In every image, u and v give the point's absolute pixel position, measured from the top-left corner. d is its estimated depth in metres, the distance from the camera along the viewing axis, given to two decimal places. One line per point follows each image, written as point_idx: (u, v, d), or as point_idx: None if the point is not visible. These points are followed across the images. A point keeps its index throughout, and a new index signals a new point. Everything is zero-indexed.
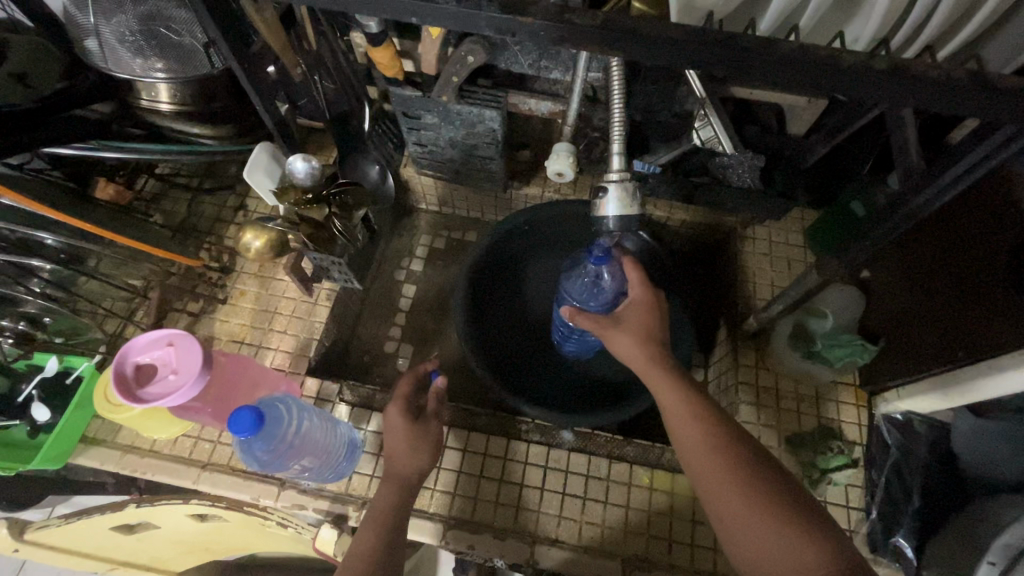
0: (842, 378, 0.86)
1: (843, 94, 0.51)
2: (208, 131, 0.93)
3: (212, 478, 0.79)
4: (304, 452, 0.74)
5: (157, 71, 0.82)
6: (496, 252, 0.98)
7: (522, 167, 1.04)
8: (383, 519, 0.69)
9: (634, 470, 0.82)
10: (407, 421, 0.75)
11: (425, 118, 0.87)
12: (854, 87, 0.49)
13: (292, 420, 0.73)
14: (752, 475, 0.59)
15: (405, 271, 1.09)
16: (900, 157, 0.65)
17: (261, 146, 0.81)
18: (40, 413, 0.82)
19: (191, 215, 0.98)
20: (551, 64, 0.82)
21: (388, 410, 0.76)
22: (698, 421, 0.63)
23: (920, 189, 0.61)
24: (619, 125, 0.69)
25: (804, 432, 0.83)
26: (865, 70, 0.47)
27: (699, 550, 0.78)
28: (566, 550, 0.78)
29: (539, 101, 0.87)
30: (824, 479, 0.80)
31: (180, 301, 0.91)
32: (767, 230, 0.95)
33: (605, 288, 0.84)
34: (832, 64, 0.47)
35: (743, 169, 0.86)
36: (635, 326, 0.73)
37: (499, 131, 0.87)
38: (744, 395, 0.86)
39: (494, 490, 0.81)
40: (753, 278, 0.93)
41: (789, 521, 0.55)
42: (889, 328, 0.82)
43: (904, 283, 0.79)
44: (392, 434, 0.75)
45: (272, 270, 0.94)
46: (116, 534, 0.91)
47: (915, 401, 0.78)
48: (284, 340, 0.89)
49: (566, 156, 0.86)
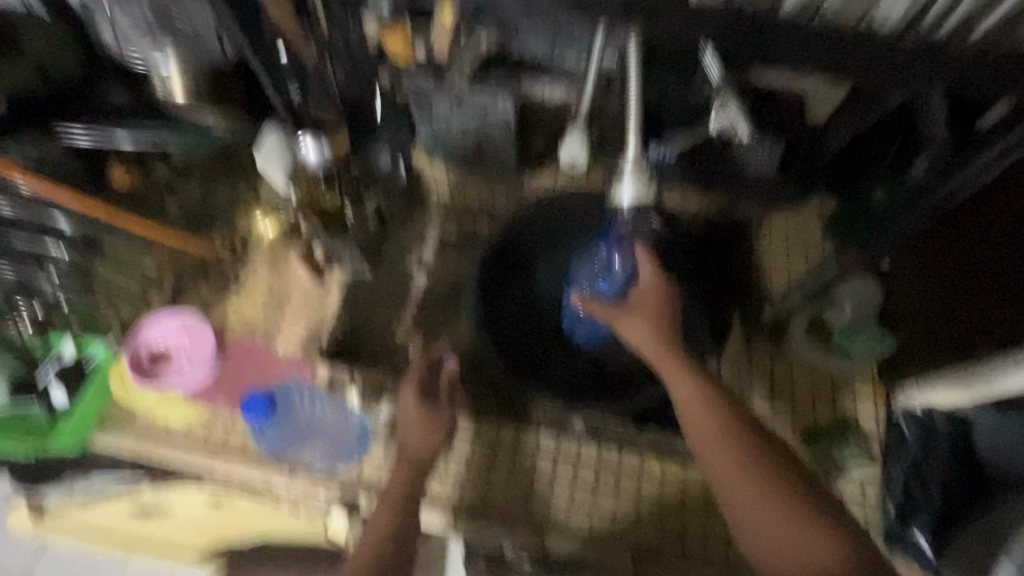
0: (861, 371, 0.85)
1: None
2: (221, 119, 0.92)
3: (226, 464, 0.80)
4: (313, 434, 0.80)
5: (167, 48, 0.83)
6: (508, 241, 0.97)
7: (535, 155, 1.03)
8: (396, 502, 0.70)
9: (646, 461, 0.81)
10: (419, 404, 0.76)
11: (437, 105, 0.87)
12: None
13: (303, 407, 0.83)
14: (766, 466, 0.60)
15: (415, 261, 0.98)
16: (928, 139, 0.65)
17: (269, 129, 0.87)
18: (58, 397, 0.84)
19: (204, 202, 0.98)
20: (566, 49, 0.81)
21: (401, 393, 0.77)
22: (713, 411, 0.62)
23: (948, 176, 0.63)
24: (635, 108, 0.66)
25: (818, 425, 0.82)
26: None
27: (711, 542, 0.77)
28: (576, 539, 0.77)
29: (554, 87, 0.86)
30: (840, 472, 0.79)
31: (194, 288, 0.92)
32: (784, 220, 0.94)
33: (615, 272, 0.83)
34: None
35: (763, 153, 0.85)
36: (647, 313, 0.71)
37: (512, 118, 0.88)
38: (759, 387, 0.85)
39: (504, 478, 0.81)
40: (769, 268, 0.91)
41: (800, 511, 0.57)
42: (909, 319, 0.80)
43: (926, 271, 0.78)
44: (404, 419, 0.75)
45: (285, 258, 0.94)
46: (133, 517, 0.92)
47: (935, 396, 0.76)
48: (296, 328, 0.90)
49: (578, 143, 0.85)
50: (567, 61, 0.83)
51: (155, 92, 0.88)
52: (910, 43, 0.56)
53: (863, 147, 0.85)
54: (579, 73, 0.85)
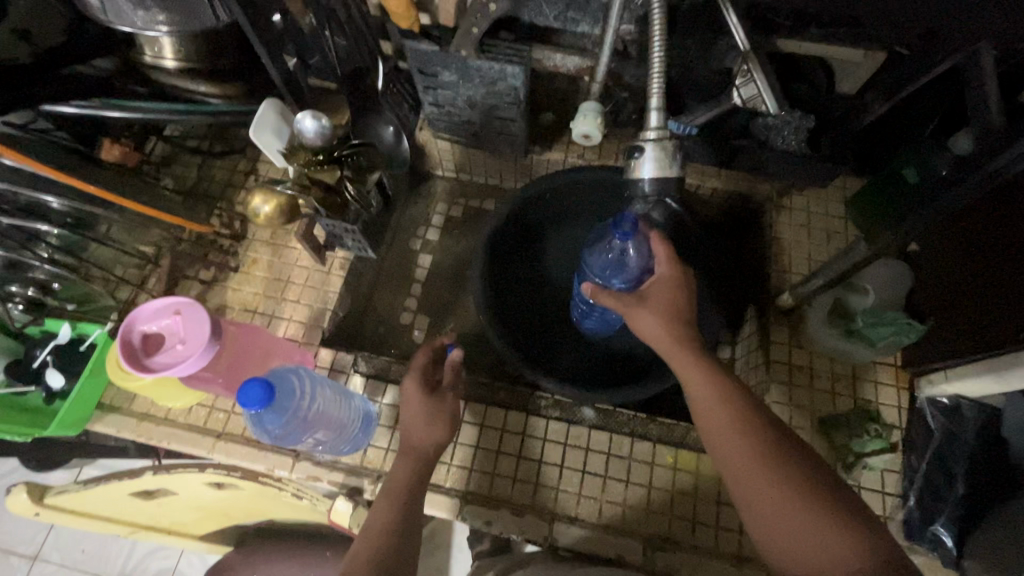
0: (883, 358, 0.81)
1: None
2: (215, 89, 0.87)
3: (227, 447, 0.78)
4: (317, 426, 0.72)
5: (161, 24, 0.76)
6: (516, 220, 0.93)
7: (544, 130, 0.98)
8: (399, 494, 0.66)
9: (658, 449, 0.79)
10: (423, 395, 0.73)
11: (443, 75, 0.80)
12: None
13: (305, 393, 0.71)
14: (784, 460, 0.55)
15: (420, 240, 1.05)
16: (976, 112, 0.60)
17: (268, 102, 0.76)
18: (55, 380, 0.81)
19: (202, 179, 0.95)
20: (579, 15, 0.76)
21: (403, 384, 0.74)
22: (726, 404, 0.59)
23: (998, 151, 0.55)
24: (658, 77, 0.63)
25: (839, 414, 0.79)
26: None
27: (724, 532, 0.75)
28: (585, 528, 0.75)
29: (566, 57, 0.80)
30: (860, 464, 0.75)
31: (191, 269, 0.89)
32: (806, 200, 0.88)
33: (630, 264, 0.78)
34: None
35: (790, 130, 0.81)
36: (661, 304, 0.67)
37: (521, 89, 0.80)
38: (777, 375, 0.81)
39: (511, 465, 0.79)
40: (788, 252, 0.86)
41: (823, 509, 0.51)
42: (937, 306, 0.77)
43: (958, 257, 0.74)
44: (405, 409, 0.72)
45: (285, 237, 0.91)
46: (135, 499, 0.91)
47: (963, 385, 0.73)
48: (297, 310, 0.87)
49: (594, 116, 0.79)
50: (578, 28, 0.78)
51: (142, 57, 0.85)
52: None
53: (894, 132, 0.84)
54: (592, 42, 0.81)
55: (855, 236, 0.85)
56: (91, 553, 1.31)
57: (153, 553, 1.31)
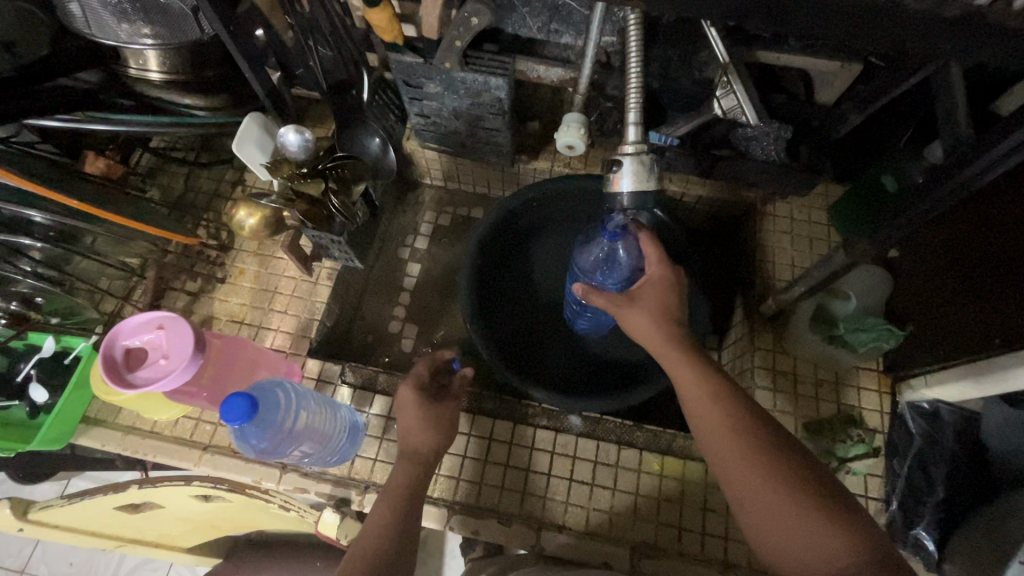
0: (865, 364, 0.82)
1: (909, 49, 0.47)
2: (201, 101, 0.88)
3: (213, 460, 0.78)
4: (303, 438, 0.72)
5: (144, 37, 0.76)
6: (504, 228, 0.94)
7: (530, 139, 0.99)
8: (397, 492, 0.66)
9: (644, 457, 0.79)
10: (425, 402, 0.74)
11: (428, 86, 0.81)
12: (920, 35, 0.45)
13: (291, 408, 0.71)
14: (775, 458, 0.53)
15: (409, 249, 1.07)
16: (947, 126, 0.60)
17: (253, 116, 0.77)
18: (38, 394, 0.80)
19: (188, 190, 0.96)
20: (562, 26, 0.76)
21: (400, 391, 0.75)
22: (719, 402, 0.58)
23: (966, 163, 0.55)
24: (635, 92, 0.63)
25: (822, 419, 0.80)
26: (932, 16, 0.43)
27: (711, 539, 0.76)
28: (571, 535, 0.76)
29: (548, 68, 0.80)
30: (843, 468, 0.77)
31: (177, 280, 0.89)
32: (789, 206, 0.90)
33: (620, 263, 0.79)
34: (891, 9, 0.43)
35: (768, 140, 0.82)
36: (651, 304, 0.67)
37: (506, 101, 0.81)
38: (761, 380, 0.82)
39: (499, 474, 0.79)
40: (773, 257, 0.88)
41: (814, 507, 0.50)
42: (917, 310, 0.78)
43: (933, 264, 0.76)
44: (404, 411, 0.73)
45: (272, 248, 0.91)
46: (121, 513, 0.90)
47: (944, 388, 0.75)
48: (285, 320, 0.87)
49: (577, 127, 0.80)
50: (562, 39, 0.77)
51: (128, 69, 0.83)
52: (952, 12, 0.43)
53: (869, 139, 0.86)
54: (575, 54, 0.81)
55: (837, 242, 0.87)
56: (78, 566, 1.29)
57: (141, 565, 1.30)
